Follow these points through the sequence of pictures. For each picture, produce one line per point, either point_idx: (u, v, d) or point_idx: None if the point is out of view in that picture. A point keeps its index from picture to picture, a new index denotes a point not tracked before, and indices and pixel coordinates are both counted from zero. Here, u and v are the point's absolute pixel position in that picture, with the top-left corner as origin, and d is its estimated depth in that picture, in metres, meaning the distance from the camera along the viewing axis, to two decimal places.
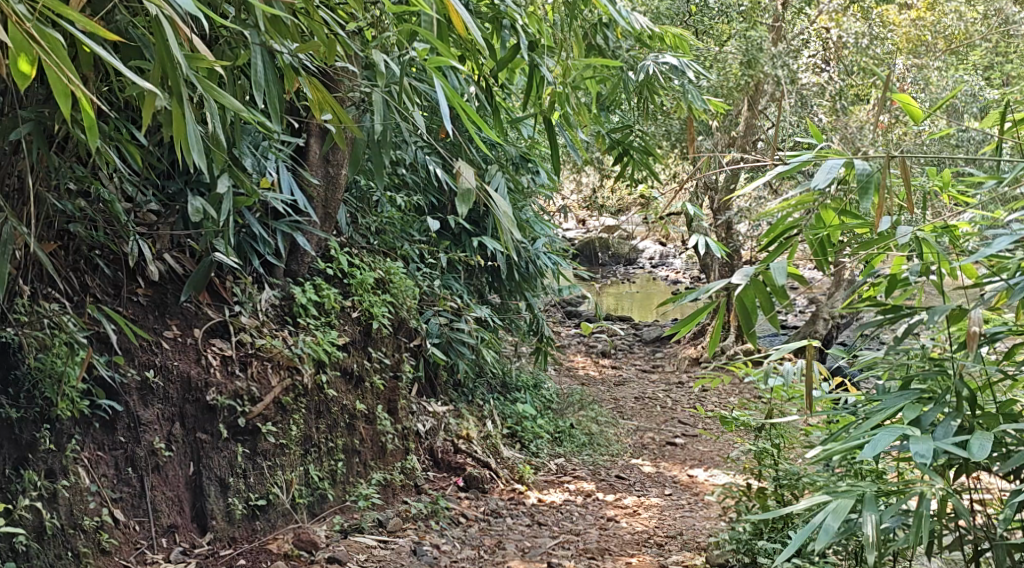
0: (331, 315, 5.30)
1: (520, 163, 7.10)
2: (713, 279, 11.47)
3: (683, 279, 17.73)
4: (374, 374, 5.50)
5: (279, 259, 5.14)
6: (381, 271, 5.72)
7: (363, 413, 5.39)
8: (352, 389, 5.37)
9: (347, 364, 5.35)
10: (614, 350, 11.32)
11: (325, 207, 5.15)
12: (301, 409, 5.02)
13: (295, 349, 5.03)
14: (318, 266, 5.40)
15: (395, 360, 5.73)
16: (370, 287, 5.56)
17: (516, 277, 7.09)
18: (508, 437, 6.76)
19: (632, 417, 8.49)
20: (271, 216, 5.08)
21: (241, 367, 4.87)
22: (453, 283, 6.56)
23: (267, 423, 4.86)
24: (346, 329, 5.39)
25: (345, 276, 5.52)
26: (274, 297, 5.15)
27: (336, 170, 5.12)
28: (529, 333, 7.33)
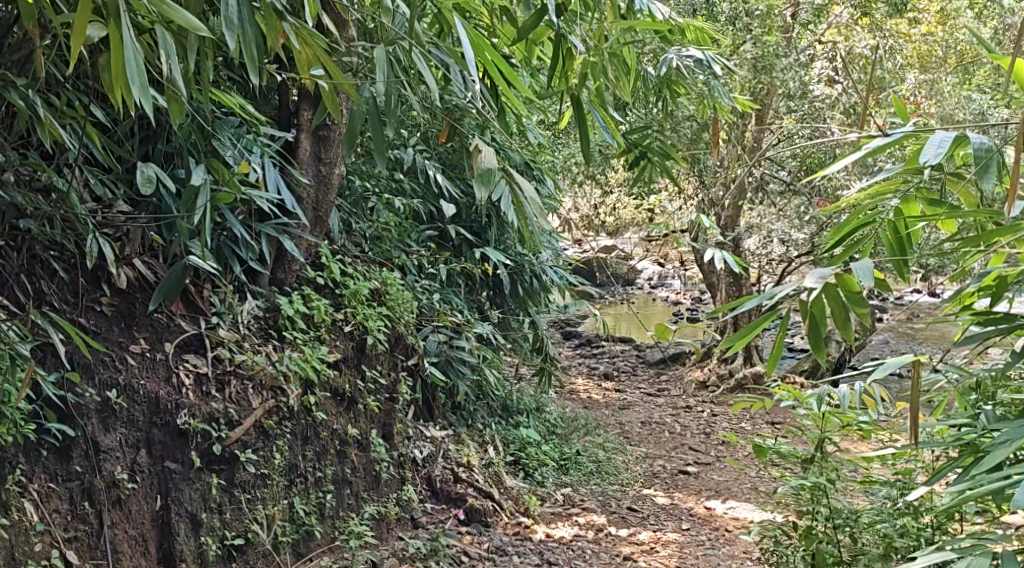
0: (321, 329, 4.82)
1: (525, 169, 6.64)
2: (719, 299, 11.02)
3: (685, 299, 17.26)
4: (368, 395, 5.01)
5: (265, 265, 4.66)
6: (377, 282, 5.23)
7: (355, 439, 4.89)
8: (344, 412, 4.88)
9: (339, 384, 4.86)
10: (617, 372, 10.84)
11: (315, 209, 4.66)
12: (286, 435, 4.53)
13: (279, 366, 4.55)
14: (308, 275, 4.91)
15: (391, 380, 5.24)
16: (365, 299, 5.09)
17: (520, 291, 6.64)
18: (512, 465, 6.26)
19: (640, 443, 8.00)
20: (256, 218, 4.59)
21: (218, 387, 4.38)
22: (454, 298, 6.08)
23: (247, 451, 4.37)
24: (338, 345, 4.91)
25: (337, 286, 5.04)
26: (258, 309, 4.66)
27: (329, 168, 4.63)
28: (532, 353, 6.86)
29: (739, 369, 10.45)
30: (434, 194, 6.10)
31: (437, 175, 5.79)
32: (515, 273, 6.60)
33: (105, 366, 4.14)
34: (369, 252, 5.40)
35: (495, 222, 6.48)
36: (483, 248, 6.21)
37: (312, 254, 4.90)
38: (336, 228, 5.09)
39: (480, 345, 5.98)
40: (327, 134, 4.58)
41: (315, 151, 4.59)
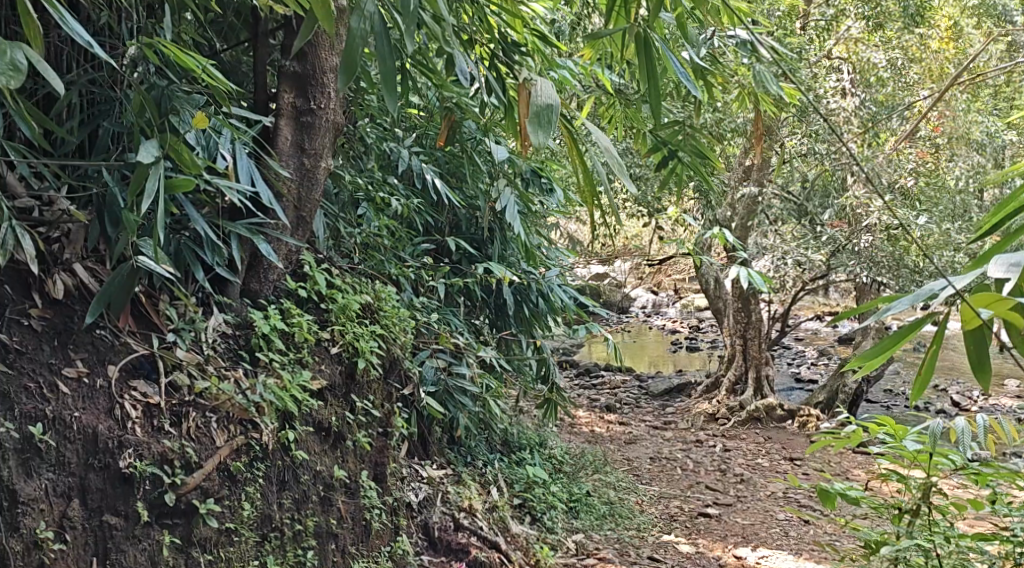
0: (303, 350, 4.13)
1: (532, 177, 5.99)
2: (727, 326, 10.35)
3: (680, 328, 16.60)
4: (358, 430, 4.31)
5: (234, 274, 3.99)
6: (369, 296, 4.54)
7: (342, 482, 4.19)
8: (330, 451, 4.17)
9: (325, 417, 4.16)
10: (620, 405, 10.11)
11: (297, 208, 3.98)
12: (258, 480, 3.85)
13: (251, 396, 3.86)
14: (287, 288, 4.22)
15: (385, 412, 4.55)
16: (354, 315, 4.40)
17: (525, 312, 5.94)
18: (517, 509, 5.57)
19: (652, 481, 7.33)
20: (225, 216, 3.92)
21: (173, 421, 3.70)
22: (453, 319, 5.41)
23: (208, 500, 3.69)
24: (323, 371, 4.21)
25: (322, 301, 4.34)
26: (225, 324, 3.97)
27: (313, 160, 3.96)
28: (537, 381, 6.19)
29: (751, 402, 9.89)
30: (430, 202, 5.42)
31: (436, 178, 5.12)
32: (518, 292, 5.92)
33: (28, 395, 3.47)
34: (359, 263, 4.72)
35: (498, 234, 5.81)
36: (486, 263, 5.54)
37: (293, 262, 4.22)
38: (322, 234, 4.41)
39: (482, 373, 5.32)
40: (311, 120, 3.90)
41: (297, 140, 3.91)
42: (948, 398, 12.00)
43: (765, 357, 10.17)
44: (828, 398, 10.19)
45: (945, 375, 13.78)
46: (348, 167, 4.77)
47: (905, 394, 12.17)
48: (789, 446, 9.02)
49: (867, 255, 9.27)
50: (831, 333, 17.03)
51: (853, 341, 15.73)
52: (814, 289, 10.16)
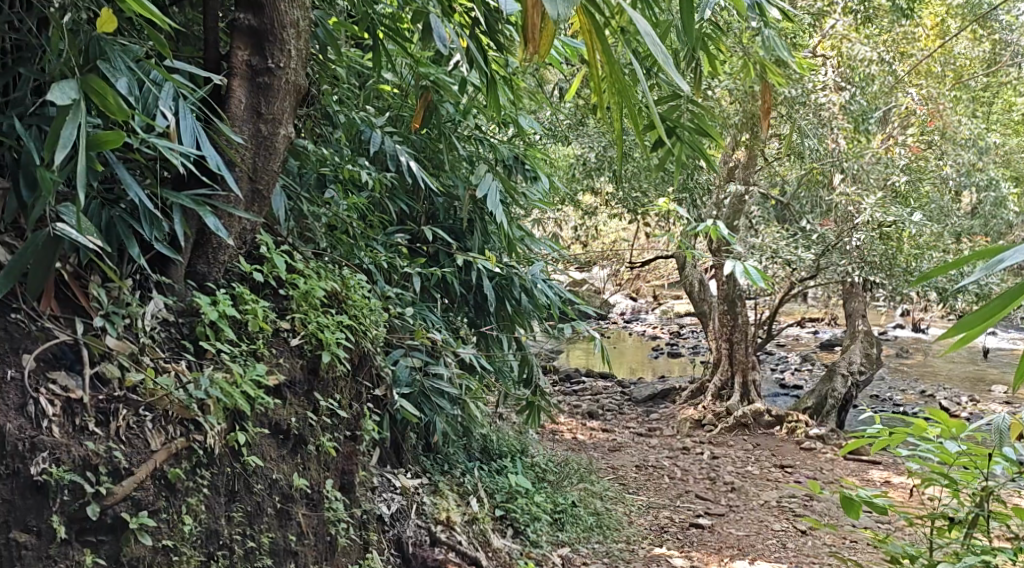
0: (257, 342, 3.73)
1: (514, 164, 5.59)
2: (713, 328, 9.98)
3: (662, 334, 16.22)
4: (322, 434, 3.90)
5: (177, 252, 3.58)
6: (336, 284, 4.13)
7: (303, 493, 3.79)
8: (289, 456, 3.76)
9: (283, 417, 3.74)
10: (602, 411, 9.71)
11: (252, 180, 3.59)
12: (202, 490, 3.45)
13: (194, 392, 3.46)
14: (240, 271, 3.81)
15: (353, 413, 4.13)
16: (317, 305, 3.99)
17: (507, 309, 5.53)
18: (498, 522, 5.15)
19: (639, 491, 6.92)
20: (168, 184, 3.53)
21: (99, 420, 3.32)
22: (430, 315, 5.00)
23: (141, 513, 3.30)
24: (281, 365, 3.80)
25: (281, 286, 3.93)
26: (166, 309, 3.57)
27: (271, 127, 3.58)
28: (519, 383, 5.78)
29: (738, 408, 9.48)
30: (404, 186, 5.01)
31: (410, 160, 4.72)
32: (500, 287, 5.49)
33: None
34: (324, 249, 4.30)
35: (478, 223, 5.41)
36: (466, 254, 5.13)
37: (249, 242, 3.81)
38: (282, 211, 3.98)
39: (460, 373, 4.91)
40: (268, 81, 3.54)
41: (253, 103, 3.54)
42: (938, 403, 11.66)
43: (752, 362, 9.79)
44: (817, 404, 9.71)
45: (930, 381, 13.47)
46: (312, 144, 4.36)
47: (893, 400, 11.82)
48: (779, 452, 8.64)
49: (859, 253, 8.80)
50: (813, 339, 16.69)
51: (837, 347, 15.41)
52: (802, 290, 9.80)
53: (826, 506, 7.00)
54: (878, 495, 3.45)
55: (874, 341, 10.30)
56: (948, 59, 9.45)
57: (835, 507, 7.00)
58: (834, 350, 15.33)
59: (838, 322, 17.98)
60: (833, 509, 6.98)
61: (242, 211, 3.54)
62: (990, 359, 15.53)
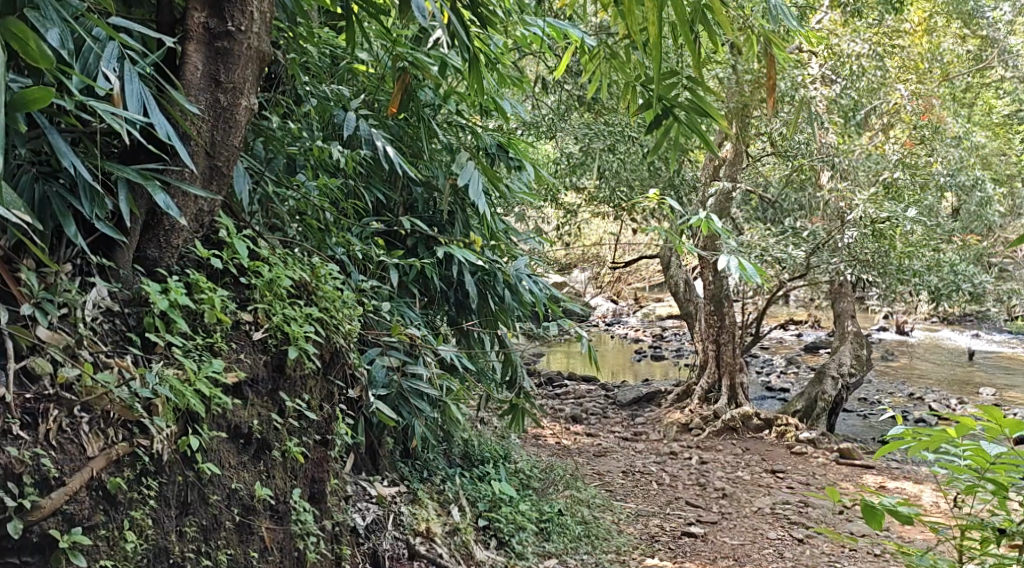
0: (215, 335, 3.47)
1: (498, 152, 5.26)
2: (699, 329, 9.71)
3: (643, 338, 15.94)
4: (288, 438, 3.64)
5: (121, 234, 3.31)
6: (304, 274, 3.85)
7: (267, 505, 3.54)
8: (251, 463, 3.52)
9: (244, 420, 3.50)
10: (585, 416, 9.40)
11: (209, 153, 3.41)
12: (148, 502, 3.20)
13: (139, 390, 3.21)
14: (198, 257, 3.54)
15: (325, 415, 3.85)
16: (285, 297, 3.73)
17: (491, 306, 5.22)
18: (481, 533, 4.84)
19: (626, 498, 6.62)
20: (112, 157, 3.32)
21: (25, 422, 3.04)
22: (408, 310, 4.70)
23: (73, 530, 3.04)
24: (243, 362, 3.54)
25: (243, 275, 3.67)
26: (110, 298, 3.30)
27: (231, 96, 3.40)
28: (502, 385, 5.49)
29: (725, 411, 9.19)
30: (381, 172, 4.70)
31: (387, 145, 4.39)
32: (482, 283, 5.18)
33: None
34: (293, 237, 4.03)
35: (459, 213, 5.11)
36: (448, 246, 4.81)
37: (207, 225, 3.53)
38: (246, 194, 3.69)
39: (441, 373, 4.62)
40: (228, 46, 3.37)
41: (212, 70, 3.37)
42: (926, 406, 11.41)
43: (739, 363, 9.52)
44: (806, 407, 9.40)
45: (916, 383, 13.23)
46: (280, 124, 4.09)
47: (880, 403, 11.56)
48: (770, 457, 8.34)
49: (849, 251, 8.47)
50: (796, 342, 16.44)
51: (821, 350, 15.18)
52: (791, 290, 9.52)
53: (821, 513, 6.70)
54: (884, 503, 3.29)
55: (863, 342, 10.03)
56: (937, 55, 9.24)
57: (831, 514, 6.68)
58: (818, 354, 15.09)
59: (820, 325, 17.75)
60: (828, 515, 6.67)
61: (195, 188, 3.35)
62: (977, 362, 15.29)
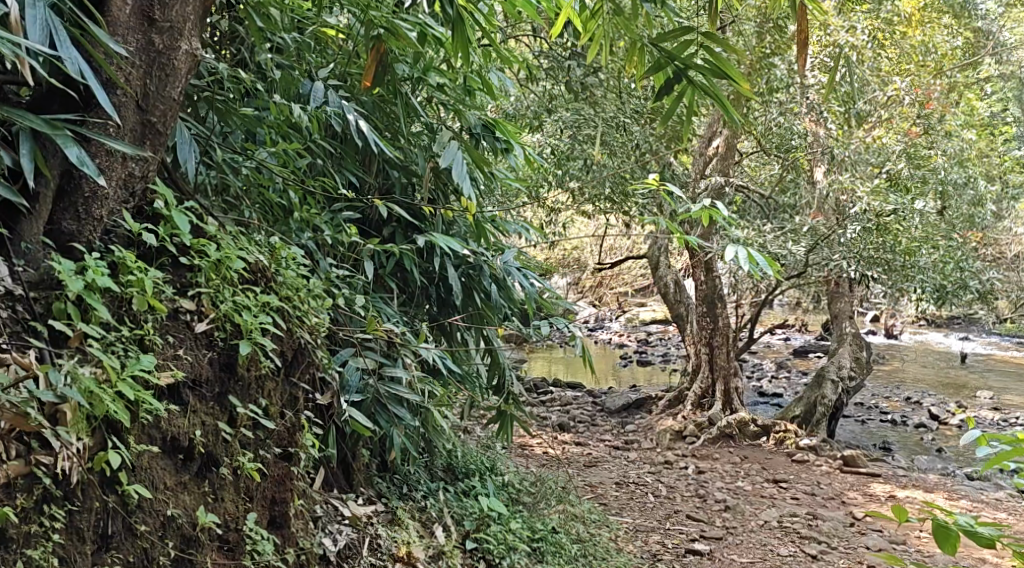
0: (147, 325, 3.18)
1: (483, 133, 4.73)
2: (693, 330, 9.23)
3: (628, 342, 15.48)
4: (241, 453, 3.38)
5: (23, 200, 3.01)
6: (256, 260, 3.50)
7: (213, 535, 3.26)
8: (193, 484, 3.25)
9: (184, 432, 3.23)
10: (573, 424, 8.91)
11: (141, 105, 3.15)
12: (53, 536, 2.92)
13: (51, 391, 2.92)
14: (129, 232, 3.22)
15: (287, 425, 3.52)
16: (235, 287, 3.43)
17: (478, 303, 4.70)
18: (468, 556, 4.33)
19: (622, 512, 6.13)
20: (24, 107, 3.06)
21: None
22: (385, 305, 4.22)
23: None
24: (181, 359, 3.26)
25: (184, 255, 3.36)
26: (11, 279, 3.00)
27: (169, 38, 3.16)
28: (489, 391, 4.96)
29: (720, 418, 8.70)
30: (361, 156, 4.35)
31: (360, 119, 3.92)
32: (467, 278, 4.69)
33: None
34: (249, 218, 3.67)
35: (441, 199, 4.62)
36: (430, 233, 4.29)
37: (139, 193, 3.23)
38: (191, 164, 3.40)
39: (423, 377, 4.17)
40: None
41: (145, 8, 3.14)
42: (925, 411, 10.96)
43: (734, 368, 9.04)
44: (805, 413, 8.96)
45: (910, 388, 12.78)
46: (233, 86, 3.65)
47: (877, 408, 11.12)
48: (770, 466, 7.87)
49: (852, 244, 7.86)
50: (783, 347, 15.99)
51: (812, 356, 14.74)
52: (787, 289, 9.06)
53: (831, 526, 6.26)
54: (978, 521, 2.89)
55: (861, 344, 9.59)
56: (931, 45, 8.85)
57: (842, 526, 6.28)
58: (809, 359, 14.65)
59: (808, 329, 17.29)
60: (839, 528, 6.27)
61: (118, 142, 3.08)
62: (969, 366, 14.87)
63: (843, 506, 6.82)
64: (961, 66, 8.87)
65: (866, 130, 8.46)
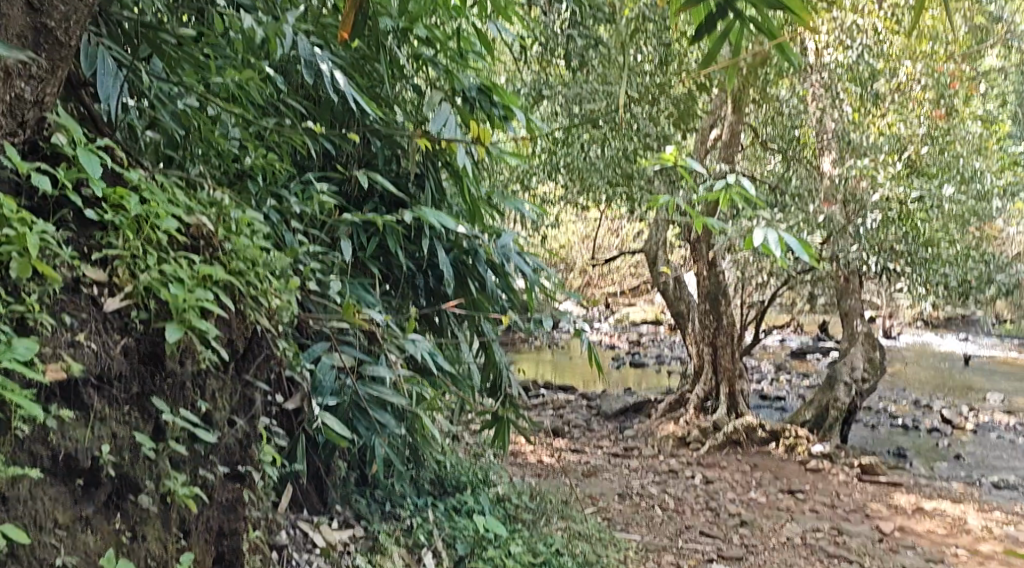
0: (32, 298, 2.60)
1: (478, 97, 4.03)
2: (695, 329, 8.62)
3: (620, 342, 14.86)
4: (174, 476, 2.79)
5: None
6: (196, 230, 2.92)
7: None
8: (99, 519, 2.66)
9: (83, 449, 2.64)
10: (568, 429, 8.30)
11: (32, 5, 2.52)
12: None
13: None
14: (15, 173, 2.69)
15: (237, 436, 2.99)
16: (168, 255, 2.84)
17: (476, 294, 4.05)
18: None
19: (629, 528, 5.53)
20: None
21: None
22: (366, 293, 3.59)
23: None
24: (83, 351, 2.68)
25: (93, 207, 2.80)
26: None
27: None
28: (487, 392, 4.34)
29: (727, 422, 8.08)
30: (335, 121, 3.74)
31: (334, 70, 3.36)
32: (459, 264, 4.07)
33: None
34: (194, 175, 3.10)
35: (430, 174, 3.96)
36: (418, 209, 3.66)
37: (34, 123, 2.65)
38: (112, 101, 2.83)
39: (410, 376, 3.54)
40: None
41: None
42: (936, 415, 10.41)
43: (739, 369, 8.44)
44: (816, 418, 8.39)
45: (915, 390, 12.24)
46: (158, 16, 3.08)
47: (887, 412, 10.56)
48: (783, 476, 7.27)
49: (870, 237, 7.41)
50: (779, 348, 15.40)
51: (810, 357, 14.21)
52: (795, 285, 8.46)
53: (860, 543, 5.67)
54: None
55: (874, 345, 8.98)
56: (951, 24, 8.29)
57: (872, 543, 5.70)
58: (808, 360, 14.11)
59: (804, 330, 16.70)
60: (870, 545, 5.68)
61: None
62: (972, 367, 14.32)
63: (868, 520, 6.25)
64: (980, 46, 8.31)
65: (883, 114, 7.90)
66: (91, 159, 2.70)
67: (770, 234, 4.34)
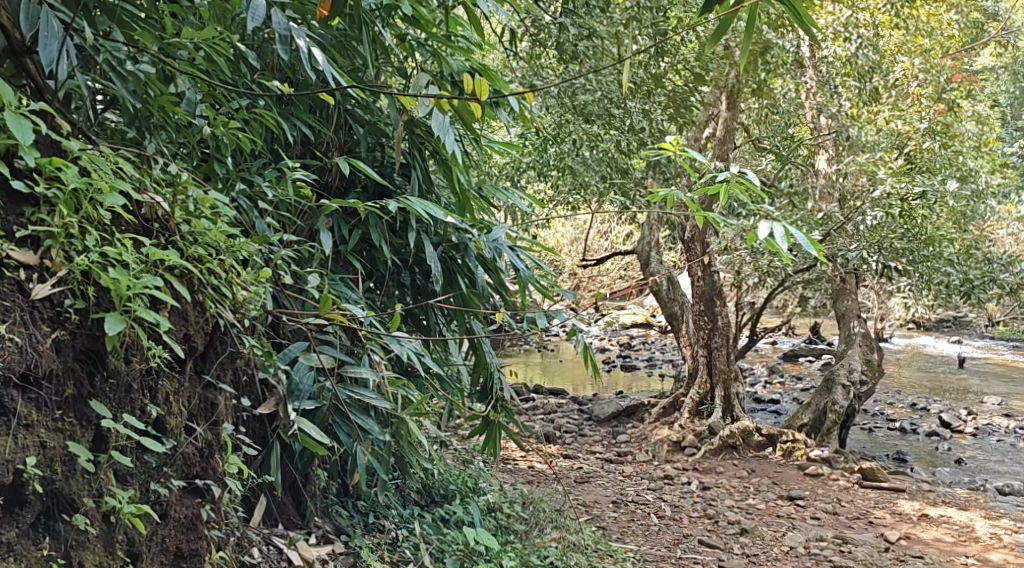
0: None
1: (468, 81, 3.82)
2: (689, 330, 8.40)
3: (610, 346, 14.63)
4: (120, 491, 2.63)
5: None
6: (146, 216, 2.73)
7: None
8: (24, 544, 2.48)
9: (3, 462, 2.45)
10: (559, 434, 8.05)
11: None
12: None
13: None
14: None
15: (198, 445, 2.81)
16: (111, 235, 2.64)
17: (466, 290, 3.80)
18: None
19: (626, 537, 5.29)
20: None
21: None
22: (346, 288, 3.35)
23: None
24: (9, 344, 2.47)
25: (23, 179, 2.55)
26: None
27: None
28: (476, 396, 4.10)
29: (722, 426, 7.79)
30: (315, 106, 3.47)
31: (313, 47, 3.06)
32: (447, 259, 3.83)
33: None
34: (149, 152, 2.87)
35: (416, 163, 3.72)
36: (404, 198, 3.41)
37: None
38: (55, 63, 2.59)
39: (395, 378, 3.30)
40: None
41: None
42: (934, 418, 10.20)
43: (734, 372, 8.19)
44: (814, 421, 8.17)
45: (910, 392, 12.05)
46: None
47: (883, 415, 10.35)
48: (782, 481, 7.04)
49: (873, 233, 7.14)
50: (771, 351, 15.19)
51: (802, 360, 14.01)
52: (790, 286, 8.24)
53: (866, 552, 5.43)
54: None
55: (871, 347, 8.76)
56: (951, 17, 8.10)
57: (878, 553, 5.47)
58: (800, 363, 13.91)
59: (794, 333, 16.48)
60: (875, 555, 5.44)
61: None
62: (966, 370, 14.12)
63: (872, 528, 6.02)
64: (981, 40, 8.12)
65: (881, 110, 7.71)
66: (21, 125, 2.44)
67: (775, 228, 4.07)
